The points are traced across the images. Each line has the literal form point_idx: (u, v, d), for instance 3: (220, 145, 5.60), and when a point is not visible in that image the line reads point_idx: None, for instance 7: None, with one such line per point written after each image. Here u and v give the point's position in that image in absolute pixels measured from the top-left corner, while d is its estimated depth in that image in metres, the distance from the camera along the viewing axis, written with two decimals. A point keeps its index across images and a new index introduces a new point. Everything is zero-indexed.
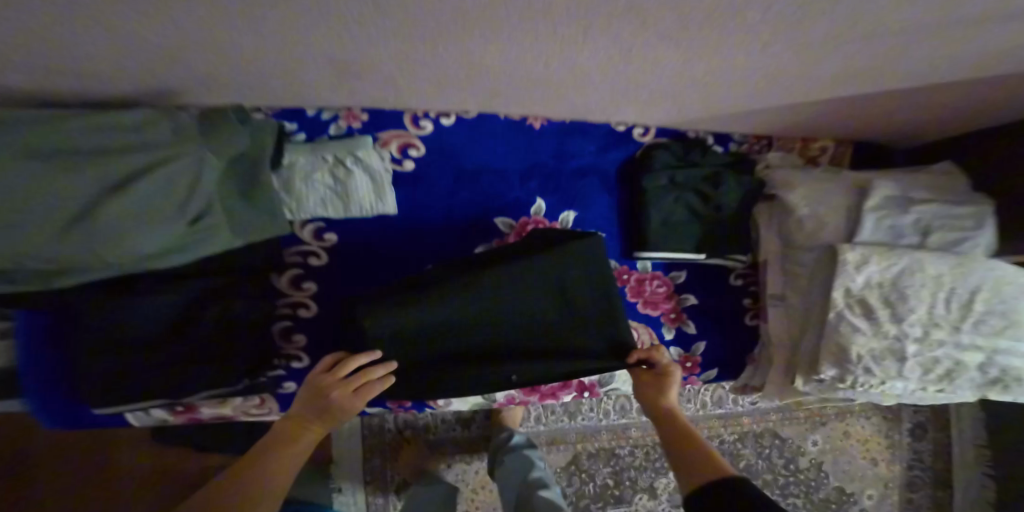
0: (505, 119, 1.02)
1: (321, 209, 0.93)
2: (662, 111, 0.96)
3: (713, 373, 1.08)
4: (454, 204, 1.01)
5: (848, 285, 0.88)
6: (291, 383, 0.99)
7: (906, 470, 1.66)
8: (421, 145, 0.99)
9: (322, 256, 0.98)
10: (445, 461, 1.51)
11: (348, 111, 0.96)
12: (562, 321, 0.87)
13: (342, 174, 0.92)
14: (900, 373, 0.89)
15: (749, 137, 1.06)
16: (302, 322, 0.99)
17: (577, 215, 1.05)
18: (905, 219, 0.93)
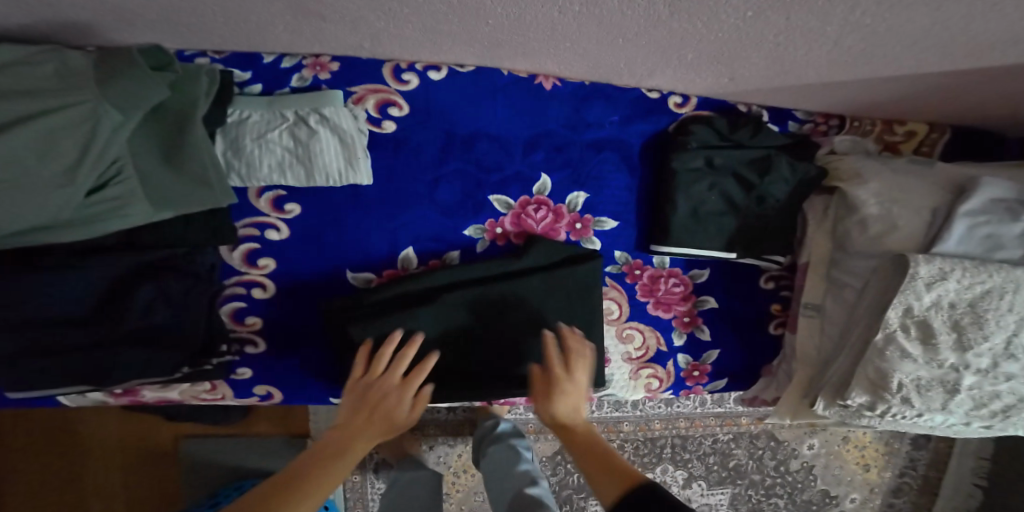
0: (508, 77, 0.83)
1: (278, 176, 0.75)
2: (703, 77, 0.77)
3: (721, 384, 0.94)
4: (443, 175, 0.84)
5: (910, 304, 0.68)
6: (246, 369, 0.87)
7: (896, 476, 1.53)
8: (405, 104, 0.80)
9: (283, 230, 0.82)
10: (427, 442, 1.37)
11: (316, 59, 0.76)
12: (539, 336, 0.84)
13: (305, 135, 0.74)
14: (944, 408, 0.71)
15: (816, 115, 0.84)
16: (256, 302, 0.84)
17: (588, 197, 0.87)
18: (1010, 229, 0.69)
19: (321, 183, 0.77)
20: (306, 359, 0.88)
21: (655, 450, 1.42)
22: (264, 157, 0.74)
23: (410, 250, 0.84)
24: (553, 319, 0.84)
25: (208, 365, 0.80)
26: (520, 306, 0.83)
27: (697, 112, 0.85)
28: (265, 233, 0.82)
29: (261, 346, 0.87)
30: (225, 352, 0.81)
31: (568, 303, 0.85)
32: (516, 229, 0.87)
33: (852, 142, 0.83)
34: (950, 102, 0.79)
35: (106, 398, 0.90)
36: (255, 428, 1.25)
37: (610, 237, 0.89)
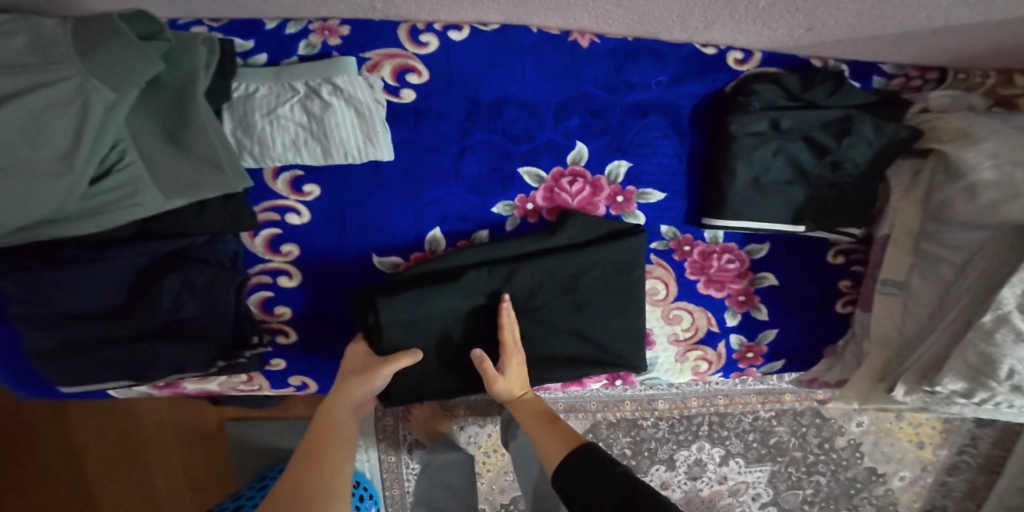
0: (538, 34, 0.72)
1: (293, 155, 0.67)
2: (773, 29, 0.65)
3: (776, 366, 0.86)
4: (468, 147, 0.75)
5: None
6: (280, 361, 0.83)
7: (952, 454, 1.45)
8: (425, 69, 0.70)
9: (303, 213, 0.74)
10: (458, 422, 1.30)
11: (323, 22, 0.67)
12: (574, 317, 0.78)
13: (318, 109, 0.65)
14: None
15: (907, 68, 0.70)
16: (281, 291, 0.78)
17: (631, 166, 0.78)
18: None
19: (340, 162, 0.68)
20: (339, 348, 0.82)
21: (691, 428, 1.39)
22: (277, 135, 0.66)
23: (437, 230, 0.77)
24: (589, 296, 0.78)
25: (243, 357, 0.73)
26: (548, 285, 0.76)
27: (761, 69, 0.72)
28: (285, 217, 0.74)
29: (292, 335, 0.81)
30: (258, 343, 0.74)
31: (607, 281, 0.78)
32: (550, 204, 0.79)
33: (952, 97, 0.67)
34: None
35: (153, 390, 0.88)
36: (291, 411, 1.22)
37: (656, 211, 0.80)
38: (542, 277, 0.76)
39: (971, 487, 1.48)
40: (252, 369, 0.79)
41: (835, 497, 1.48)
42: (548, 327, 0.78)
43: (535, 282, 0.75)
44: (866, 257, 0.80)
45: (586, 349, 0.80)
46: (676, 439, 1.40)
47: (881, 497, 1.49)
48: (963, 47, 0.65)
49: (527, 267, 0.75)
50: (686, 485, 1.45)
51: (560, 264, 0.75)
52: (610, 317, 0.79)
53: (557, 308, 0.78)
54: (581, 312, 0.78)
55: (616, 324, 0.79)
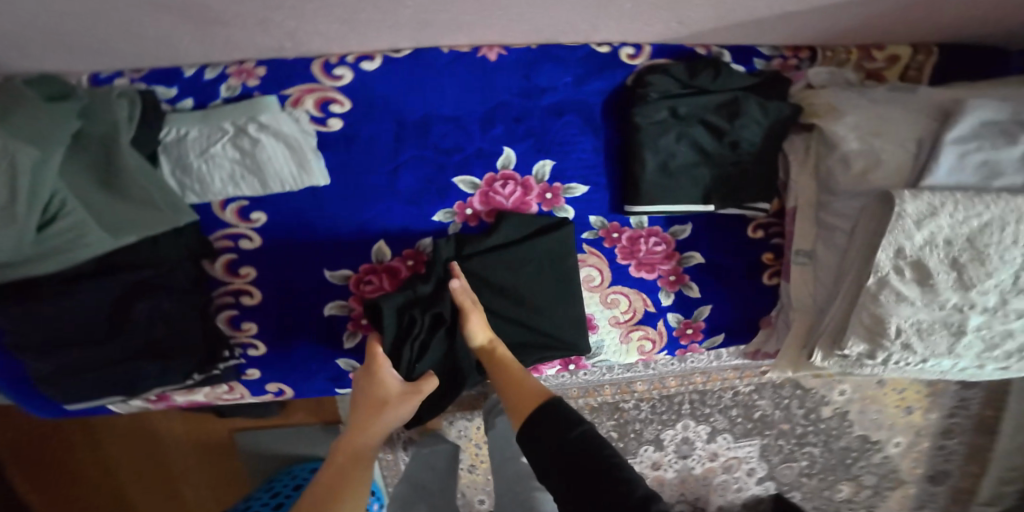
0: (450, 54, 0.75)
1: (233, 189, 0.72)
2: (653, 23, 0.69)
3: (718, 340, 0.88)
4: (401, 163, 0.78)
5: (901, 244, 0.59)
6: (255, 370, 0.85)
7: (944, 417, 1.39)
8: (346, 98, 0.74)
9: (255, 238, 0.78)
10: (448, 418, 1.28)
11: (239, 66, 0.71)
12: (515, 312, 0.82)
13: (249, 145, 0.69)
14: (950, 352, 0.63)
15: (781, 50, 0.74)
16: (246, 310, 0.81)
17: (555, 164, 0.82)
18: (1009, 151, 0.60)
19: (278, 190, 0.73)
20: (302, 358, 0.84)
21: (673, 407, 1.38)
22: (214, 173, 0.70)
23: (382, 242, 0.80)
24: (529, 290, 0.82)
25: (217, 369, 0.78)
26: (492, 282, 0.81)
27: (652, 61, 0.77)
28: (239, 243, 0.77)
29: (263, 348, 0.83)
30: (228, 356, 0.78)
31: (548, 273, 0.82)
32: (487, 208, 0.82)
33: (828, 74, 0.72)
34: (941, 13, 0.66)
35: (148, 403, 0.89)
36: (293, 418, 1.28)
37: (583, 202, 0.84)
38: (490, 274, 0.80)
39: (970, 448, 1.43)
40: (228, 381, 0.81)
41: (832, 468, 1.48)
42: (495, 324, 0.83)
43: (479, 275, 0.80)
44: (783, 229, 0.85)
45: (534, 342, 0.84)
46: (661, 419, 1.40)
47: (879, 465, 1.47)
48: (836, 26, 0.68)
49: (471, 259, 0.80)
50: (678, 464, 1.48)
51: (501, 256, 0.80)
52: (555, 309, 0.83)
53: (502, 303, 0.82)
54: (522, 306, 0.82)
55: (558, 315, 0.83)
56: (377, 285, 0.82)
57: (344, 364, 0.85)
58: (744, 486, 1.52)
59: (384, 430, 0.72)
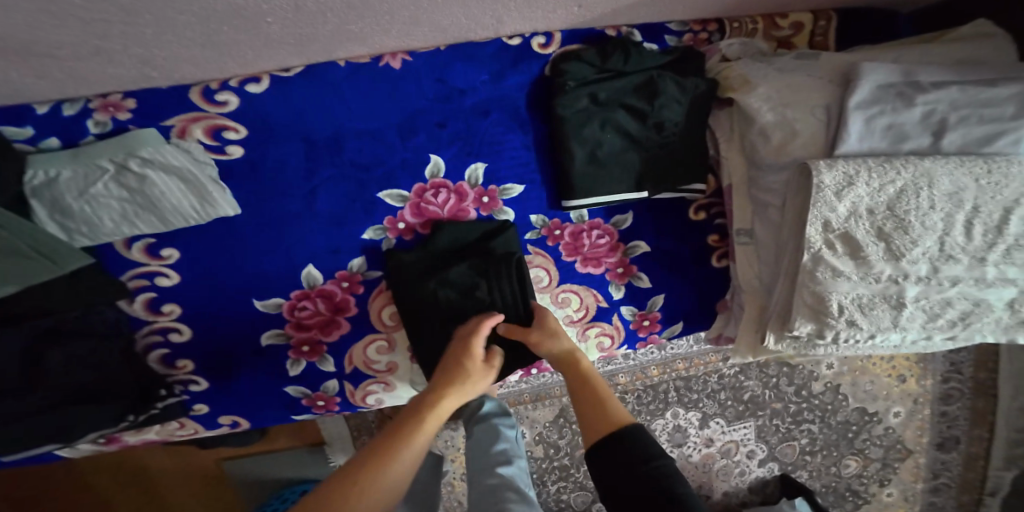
0: (347, 66, 0.71)
1: (128, 227, 0.68)
2: (556, 7, 0.66)
3: (677, 329, 0.86)
4: (318, 185, 0.75)
5: (827, 218, 0.61)
6: (202, 405, 0.83)
7: (939, 383, 1.27)
8: (240, 124, 0.70)
9: (172, 274, 0.74)
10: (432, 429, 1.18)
11: (103, 99, 0.66)
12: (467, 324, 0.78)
13: (136, 183, 0.65)
14: (897, 325, 0.61)
15: (690, 24, 0.78)
16: (178, 346, 0.78)
17: (487, 166, 0.78)
18: (909, 114, 0.63)
19: (181, 226, 0.70)
20: (244, 389, 0.82)
21: (659, 397, 1.25)
22: (101, 215, 0.66)
23: (311, 266, 0.77)
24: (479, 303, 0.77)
25: (156, 408, 0.78)
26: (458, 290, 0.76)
27: (565, 48, 0.76)
28: (155, 281, 0.74)
29: (204, 383, 0.81)
30: (165, 395, 0.78)
31: (491, 293, 0.76)
32: (421, 220, 0.79)
33: (741, 44, 0.78)
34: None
35: (99, 446, 0.84)
36: (278, 442, 1.17)
37: (521, 203, 0.81)
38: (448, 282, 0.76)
39: (973, 416, 1.29)
40: (175, 418, 0.81)
41: (834, 443, 1.32)
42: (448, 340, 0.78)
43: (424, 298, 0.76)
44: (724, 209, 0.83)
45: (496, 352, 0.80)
46: (649, 409, 1.26)
47: (882, 438, 1.31)
48: None
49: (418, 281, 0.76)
50: (674, 453, 1.30)
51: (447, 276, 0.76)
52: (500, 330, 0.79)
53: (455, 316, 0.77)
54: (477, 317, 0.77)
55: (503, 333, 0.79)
56: (313, 309, 0.79)
57: (293, 390, 0.83)
58: (746, 470, 1.33)
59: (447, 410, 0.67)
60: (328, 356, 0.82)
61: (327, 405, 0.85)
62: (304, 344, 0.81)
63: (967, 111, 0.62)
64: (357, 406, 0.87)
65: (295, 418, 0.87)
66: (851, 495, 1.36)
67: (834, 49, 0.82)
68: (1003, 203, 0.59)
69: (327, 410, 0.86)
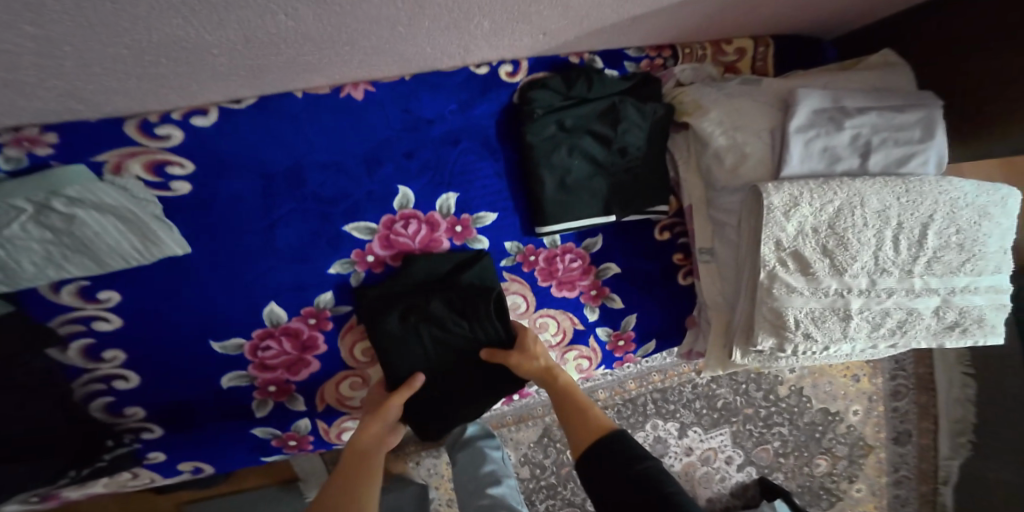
0: (304, 97, 0.71)
1: (53, 271, 0.63)
2: (520, 36, 0.70)
3: (651, 346, 0.90)
4: (279, 219, 0.74)
5: (778, 237, 0.65)
6: (158, 452, 0.78)
7: (889, 380, 1.36)
8: (186, 159, 0.68)
9: (113, 319, 0.71)
10: (413, 458, 1.16)
11: (16, 133, 0.60)
12: (450, 356, 0.80)
13: (62, 224, 0.60)
14: (846, 336, 0.67)
15: (647, 50, 0.83)
16: (123, 394, 0.75)
17: (459, 196, 0.81)
18: (840, 137, 0.69)
19: (118, 266, 0.66)
20: (206, 435, 0.79)
21: (638, 410, 1.28)
22: (20, 258, 0.61)
23: (274, 303, 0.77)
24: (459, 336, 0.80)
25: (103, 460, 0.74)
26: (440, 324, 0.79)
27: (532, 75, 0.80)
28: (93, 325, 0.70)
29: (158, 430, 0.79)
30: (113, 445, 0.76)
31: (470, 329, 0.80)
32: (390, 251, 0.80)
33: (693, 69, 0.84)
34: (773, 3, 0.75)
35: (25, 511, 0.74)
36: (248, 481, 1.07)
37: (495, 230, 0.84)
38: (429, 315, 0.78)
39: (923, 411, 1.37)
40: (127, 470, 0.77)
41: (805, 444, 1.36)
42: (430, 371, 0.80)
43: (405, 341, 0.78)
44: (686, 228, 0.88)
45: (476, 381, 0.82)
46: (630, 422, 1.28)
47: (846, 435, 1.36)
48: (684, 22, 0.75)
49: (397, 323, 0.77)
50: None
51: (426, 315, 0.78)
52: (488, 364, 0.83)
53: (437, 348, 0.80)
54: (459, 348, 0.80)
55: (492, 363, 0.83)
56: (278, 348, 0.79)
57: (262, 432, 0.82)
58: (726, 476, 1.34)
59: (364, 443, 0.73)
60: (297, 395, 0.83)
61: (298, 444, 0.85)
62: (270, 383, 0.81)
63: (886, 134, 0.69)
64: (332, 444, 0.89)
65: (265, 460, 0.85)
66: (824, 493, 1.37)
67: (774, 72, 0.89)
68: (920, 219, 0.66)
69: (300, 450, 0.86)
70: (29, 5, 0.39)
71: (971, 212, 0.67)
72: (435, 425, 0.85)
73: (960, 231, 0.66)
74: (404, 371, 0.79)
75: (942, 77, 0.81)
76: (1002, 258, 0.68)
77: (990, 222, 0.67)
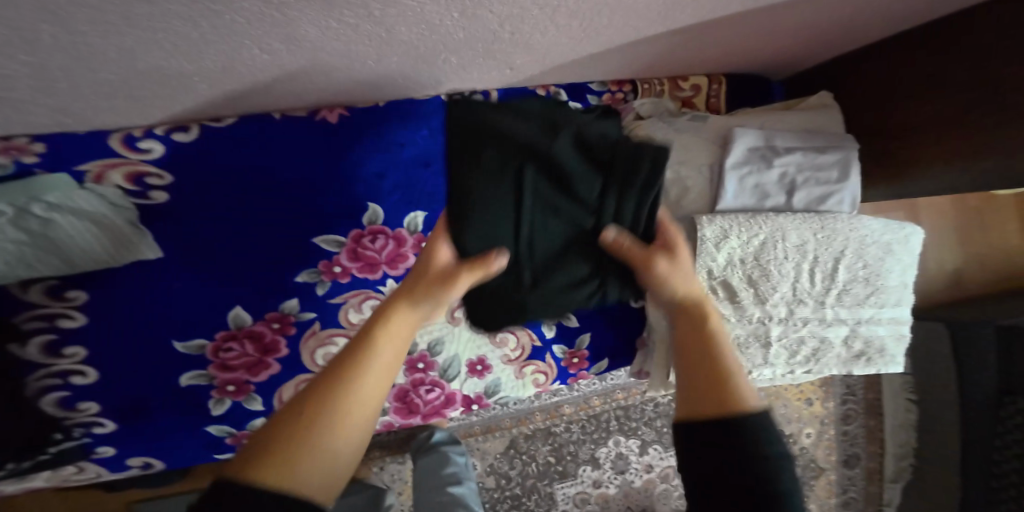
0: (281, 119, 0.77)
1: (23, 270, 0.66)
2: (486, 69, 0.76)
3: (604, 365, 0.96)
4: (252, 229, 0.79)
5: (710, 266, 0.70)
6: (107, 447, 0.81)
7: (839, 404, 1.39)
8: (165, 172, 0.72)
9: (77, 317, 0.74)
10: (377, 464, 1.20)
11: (6, 141, 0.62)
12: (560, 215, 0.64)
13: (37, 227, 0.64)
14: (766, 361, 0.73)
15: (608, 85, 0.89)
16: (81, 389, 0.77)
17: (427, 214, 0.86)
18: (769, 175, 0.76)
19: (87, 267, 0.70)
20: (161, 430, 0.82)
21: (601, 426, 1.33)
22: None
23: (239, 308, 0.81)
24: (575, 192, 0.63)
25: (48, 453, 0.76)
26: (559, 169, 0.62)
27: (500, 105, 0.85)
28: (57, 322, 0.73)
29: (112, 425, 0.80)
30: (61, 438, 0.76)
31: (592, 195, 0.63)
32: (356, 263, 0.85)
33: (653, 103, 0.88)
34: (722, 47, 0.81)
35: None
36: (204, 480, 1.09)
37: None
38: (544, 155, 0.62)
39: (871, 435, 1.41)
40: (73, 461, 0.79)
41: None
42: (530, 235, 0.63)
43: (495, 184, 0.61)
44: None
45: (580, 260, 0.66)
46: (593, 436, 1.32)
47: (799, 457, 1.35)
48: (640, 63, 0.81)
49: (500, 157, 0.61)
50: (618, 480, 1.34)
51: (533, 161, 0.62)
52: (590, 250, 0.66)
53: (544, 199, 0.63)
54: (572, 212, 0.64)
55: (594, 247, 0.66)
56: (240, 351, 0.82)
57: (216, 430, 0.85)
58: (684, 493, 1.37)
59: (393, 338, 0.53)
60: (254, 395, 0.85)
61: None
62: (228, 383, 0.83)
63: (808, 173, 0.76)
64: None
65: (219, 457, 0.89)
66: None
67: (726, 110, 0.95)
68: (834, 254, 0.74)
69: None
70: (28, 40, 0.44)
71: (876, 249, 0.76)
72: (517, 311, 0.67)
73: (867, 266, 0.75)
74: (502, 223, 0.61)
75: (875, 124, 0.89)
76: (903, 292, 0.78)
77: (892, 258, 0.76)
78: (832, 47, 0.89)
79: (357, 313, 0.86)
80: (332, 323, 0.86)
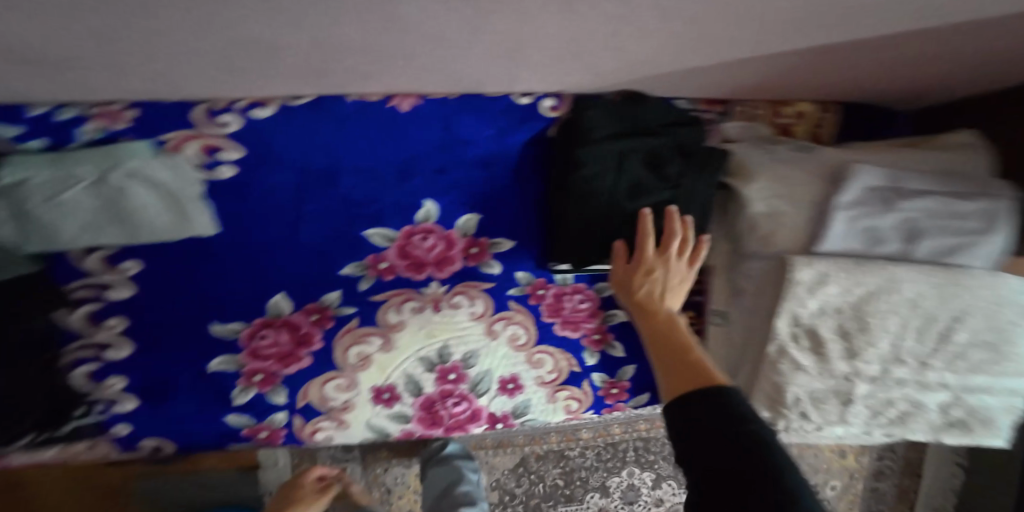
0: (355, 102, 0.70)
1: (93, 237, 0.64)
2: (569, 71, 0.71)
3: (643, 399, 0.93)
4: (305, 215, 0.74)
5: (796, 312, 0.71)
6: (122, 426, 0.77)
7: (874, 460, 1.34)
8: (236, 145, 0.67)
9: (124, 288, 0.70)
10: (382, 464, 1.14)
11: (103, 107, 0.62)
12: (650, 196, 0.76)
13: (114, 194, 0.62)
14: (842, 417, 0.77)
15: (698, 103, 0.83)
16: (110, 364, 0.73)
17: (481, 219, 0.82)
18: (886, 218, 0.70)
19: (152, 241, 0.67)
20: (178, 414, 0.78)
21: (618, 455, 1.27)
22: (66, 221, 0.62)
23: (281, 294, 0.76)
24: (664, 175, 0.76)
25: (66, 428, 0.74)
26: (654, 156, 0.76)
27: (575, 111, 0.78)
28: (105, 293, 0.70)
29: (132, 403, 0.76)
30: (80, 415, 0.74)
31: (677, 175, 0.76)
32: (405, 261, 0.80)
33: (743, 127, 0.85)
34: (831, 73, 0.75)
35: None
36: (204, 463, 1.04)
37: (512, 258, 0.84)
38: (643, 141, 0.75)
39: (901, 494, 1.36)
40: (89, 438, 0.76)
41: None
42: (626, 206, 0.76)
43: (603, 162, 0.74)
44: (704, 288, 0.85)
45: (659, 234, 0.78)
46: (607, 465, 1.27)
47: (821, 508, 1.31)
48: (730, 82, 0.76)
49: (610, 144, 0.74)
50: None
51: (634, 150, 0.75)
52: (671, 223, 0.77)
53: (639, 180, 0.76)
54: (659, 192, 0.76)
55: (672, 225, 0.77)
56: (273, 339, 0.78)
57: (234, 420, 0.80)
58: None
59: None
60: (279, 387, 0.80)
61: (268, 436, 0.82)
62: (257, 372, 0.78)
63: (939, 221, 0.69)
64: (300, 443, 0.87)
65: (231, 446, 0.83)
66: None
67: (829, 142, 0.89)
68: (948, 316, 0.72)
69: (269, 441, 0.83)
70: None
71: (1002, 316, 0.72)
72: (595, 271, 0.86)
73: (985, 333, 0.73)
74: (605, 193, 0.75)
75: None
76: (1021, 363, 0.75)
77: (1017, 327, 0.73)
78: (938, 88, 0.84)
79: (396, 314, 0.82)
80: (370, 322, 0.81)
